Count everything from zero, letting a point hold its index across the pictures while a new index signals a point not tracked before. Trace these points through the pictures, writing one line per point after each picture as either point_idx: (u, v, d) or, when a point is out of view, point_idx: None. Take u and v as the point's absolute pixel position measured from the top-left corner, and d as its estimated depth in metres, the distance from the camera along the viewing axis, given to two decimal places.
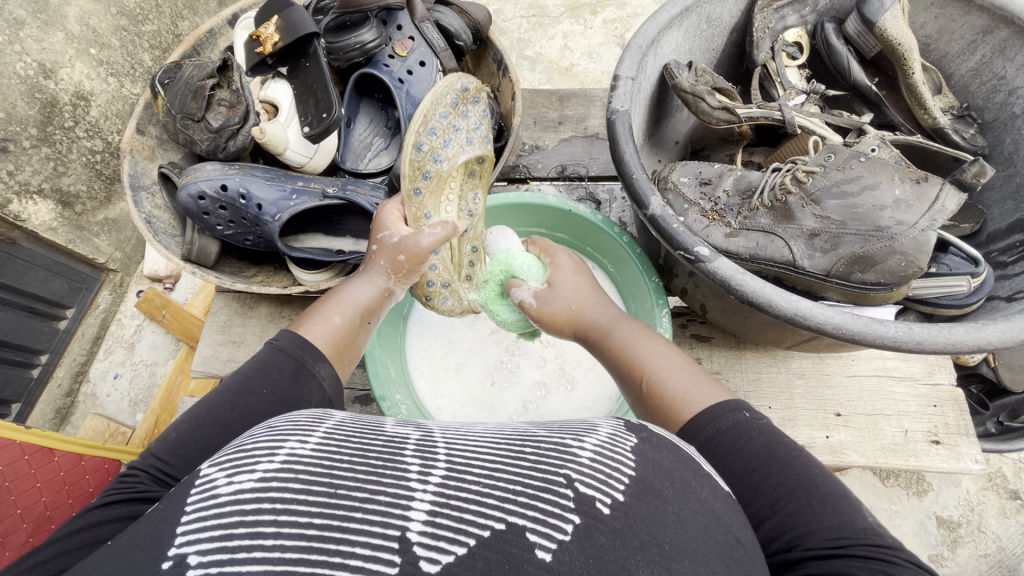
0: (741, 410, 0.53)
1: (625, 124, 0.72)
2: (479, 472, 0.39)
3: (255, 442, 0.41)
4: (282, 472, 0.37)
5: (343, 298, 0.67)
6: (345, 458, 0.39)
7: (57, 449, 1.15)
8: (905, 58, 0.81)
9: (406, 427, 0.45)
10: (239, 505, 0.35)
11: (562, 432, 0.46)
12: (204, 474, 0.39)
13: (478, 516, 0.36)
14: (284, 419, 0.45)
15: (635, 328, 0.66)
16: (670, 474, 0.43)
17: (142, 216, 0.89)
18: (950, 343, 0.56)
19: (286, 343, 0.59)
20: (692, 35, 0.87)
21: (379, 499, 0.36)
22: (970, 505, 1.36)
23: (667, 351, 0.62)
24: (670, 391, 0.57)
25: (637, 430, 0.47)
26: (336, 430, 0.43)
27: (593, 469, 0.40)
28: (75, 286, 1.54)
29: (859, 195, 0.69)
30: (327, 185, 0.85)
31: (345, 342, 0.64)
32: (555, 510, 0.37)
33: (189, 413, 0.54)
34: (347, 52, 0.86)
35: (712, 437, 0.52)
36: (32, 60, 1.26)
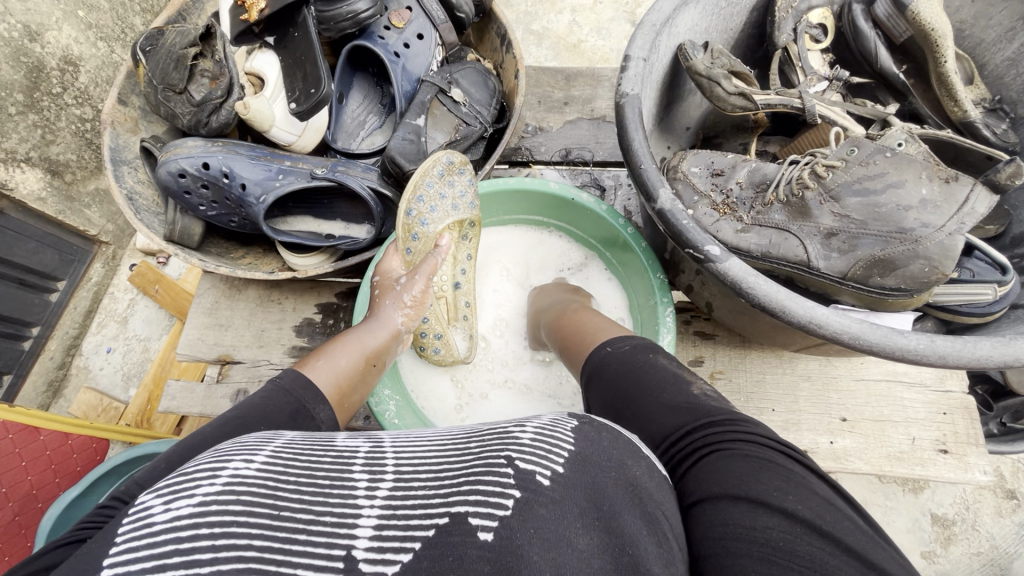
0: (609, 341, 0.62)
1: (635, 108, 0.67)
2: (426, 477, 0.38)
3: (197, 465, 0.37)
4: (223, 494, 0.34)
5: (355, 342, 0.65)
6: (290, 478, 0.37)
7: (42, 427, 1.12)
8: (937, 46, 0.75)
9: (357, 439, 0.43)
10: (174, 532, 0.31)
11: (504, 423, 0.44)
12: (140, 503, 0.35)
13: (424, 519, 0.34)
14: (229, 442, 0.42)
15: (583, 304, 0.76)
16: (610, 451, 0.41)
17: (123, 192, 0.85)
18: (975, 358, 0.52)
19: (290, 382, 0.56)
20: (710, 13, 0.82)
21: (324, 519, 0.34)
22: (966, 504, 1.35)
23: (598, 318, 0.71)
24: (588, 334, 0.67)
25: (580, 417, 0.45)
26: (285, 448, 0.40)
27: (533, 447, 0.39)
28: (67, 260, 1.50)
29: (881, 193, 0.64)
30: (317, 164, 0.79)
31: (348, 385, 0.61)
32: (496, 489, 0.35)
33: (180, 444, 0.47)
34: (339, 22, 0.78)
35: (601, 364, 0.60)
36: (17, 21, 1.19)
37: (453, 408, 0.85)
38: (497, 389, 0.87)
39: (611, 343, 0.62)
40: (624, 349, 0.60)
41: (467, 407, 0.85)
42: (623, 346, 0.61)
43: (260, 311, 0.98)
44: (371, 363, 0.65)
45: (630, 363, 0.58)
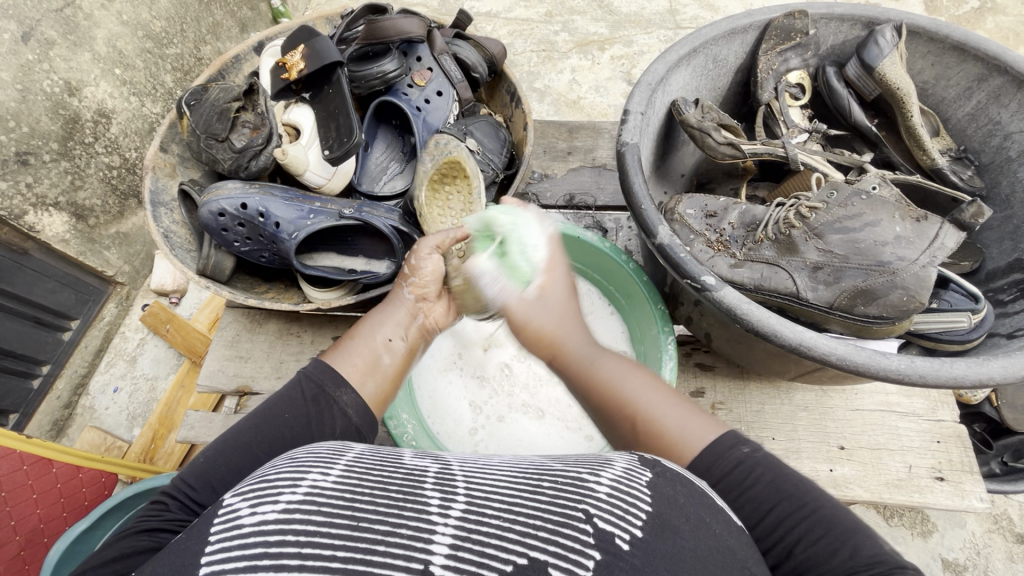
0: (740, 445, 0.51)
1: (634, 156, 0.75)
2: (499, 506, 0.40)
3: (278, 473, 0.42)
4: (305, 504, 0.38)
5: (367, 333, 0.66)
6: (366, 492, 0.40)
7: (56, 460, 1.14)
8: (904, 102, 0.85)
9: (424, 461, 0.46)
10: (263, 536, 0.35)
11: (578, 466, 0.46)
12: (228, 504, 0.40)
13: (499, 551, 0.36)
14: (304, 450, 0.46)
15: (623, 365, 0.62)
16: (685, 509, 0.42)
17: (160, 230, 0.92)
18: (951, 377, 0.57)
19: (314, 371, 0.59)
20: (698, 74, 0.91)
21: (401, 531, 0.37)
22: (976, 547, 1.34)
23: (658, 387, 0.58)
24: (666, 428, 0.54)
25: (652, 465, 0.46)
26: (357, 462, 0.44)
27: (611, 505, 0.41)
28: (82, 299, 1.56)
29: (860, 231, 0.71)
30: (344, 206, 0.86)
31: (370, 370, 0.62)
32: (575, 546, 0.38)
33: (216, 441, 0.54)
34: (369, 81, 0.90)
35: (718, 479, 0.50)
36: (59, 78, 1.31)
37: (469, 430, 0.88)
38: (514, 412, 0.90)
39: (711, 452, 0.51)
40: (755, 456, 0.50)
41: (483, 429, 0.89)
42: (748, 451, 0.51)
43: (280, 344, 1.03)
44: (391, 347, 0.66)
45: (763, 470, 0.49)
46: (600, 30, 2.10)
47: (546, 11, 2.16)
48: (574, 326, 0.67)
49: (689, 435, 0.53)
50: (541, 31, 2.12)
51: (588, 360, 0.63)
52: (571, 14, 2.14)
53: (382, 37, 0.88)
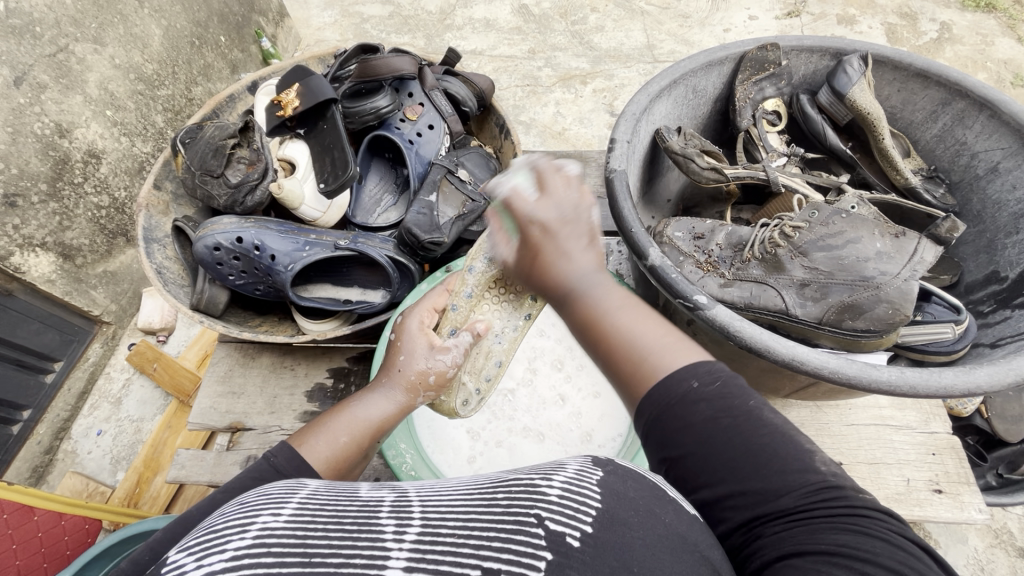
0: (689, 379, 0.45)
1: (623, 182, 0.78)
2: (455, 523, 0.38)
3: (227, 522, 0.39)
4: (254, 547, 0.35)
5: (353, 415, 0.62)
6: (319, 527, 0.37)
7: (38, 507, 1.09)
8: (875, 125, 0.89)
9: (380, 491, 0.44)
10: None
11: (532, 472, 0.44)
12: (173, 561, 0.36)
13: (454, 565, 0.34)
14: (257, 493, 0.44)
15: (612, 291, 0.52)
16: (635, 503, 0.41)
17: (153, 266, 0.92)
18: (941, 387, 0.58)
19: (283, 462, 0.53)
20: (680, 103, 0.96)
21: (354, 562, 0.34)
22: (981, 563, 1.34)
23: (649, 318, 0.50)
24: (631, 349, 0.48)
25: (603, 465, 0.46)
26: (311, 501, 0.42)
27: (562, 505, 0.39)
28: (66, 340, 1.54)
29: (843, 248, 0.74)
30: (339, 237, 0.87)
31: (346, 462, 0.59)
32: (528, 549, 0.36)
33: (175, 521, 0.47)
34: (363, 116, 0.91)
35: (665, 407, 0.45)
36: (50, 120, 1.32)
37: (468, 459, 0.85)
38: (513, 437, 0.88)
39: (668, 380, 0.46)
40: (702, 392, 0.45)
41: (482, 457, 0.86)
42: (697, 384, 0.45)
43: (273, 378, 1.02)
44: (373, 438, 0.63)
45: (706, 404, 0.44)
46: (582, 65, 2.19)
47: (529, 48, 2.24)
48: (582, 240, 0.54)
49: (657, 361, 0.47)
50: (525, 67, 2.20)
51: (584, 288, 0.52)
52: (553, 50, 2.23)
53: (374, 75, 0.91)
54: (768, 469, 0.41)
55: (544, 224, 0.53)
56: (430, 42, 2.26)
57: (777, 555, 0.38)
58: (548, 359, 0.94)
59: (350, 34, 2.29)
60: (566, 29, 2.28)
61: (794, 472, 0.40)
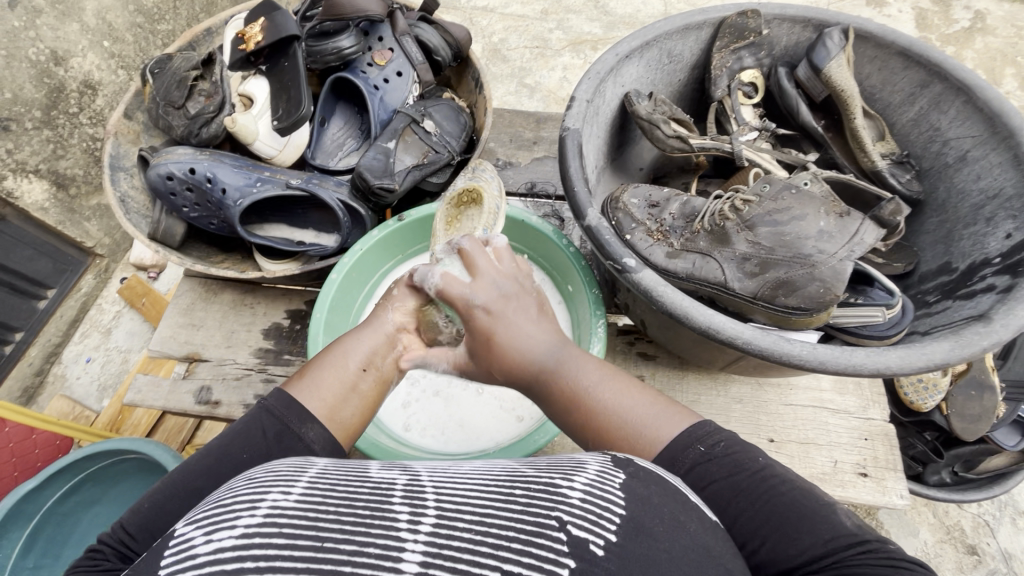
0: (695, 444, 0.51)
1: (575, 141, 0.77)
2: (471, 518, 0.38)
3: (237, 496, 0.40)
4: (264, 527, 0.36)
5: (338, 360, 0.62)
6: (330, 509, 0.38)
7: (10, 420, 1.14)
8: (849, 103, 0.86)
9: (392, 471, 0.44)
10: (219, 565, 0.33)
11: (551, 470, 0.45)
12: (180, 533, 0.38)
13: (473, 566, 0.35)
14: (266, 469, 0.45)
15: (587, 362, 0.58)
16: (658, 509, 0.42)
17: (116, 195, 0.94)
18: (849, 365, 0.58)
19: (275, 402, 0.57)
20: (654, 67, 0.93)
21: (368, 551, 0.35)
22: (928, 556, 1.37)
23: (630, 387, 0.56)
24: (627, 423, 0.54)
25: (624, 464, 0.46)
26: (319, 479, 0.42)
27: (583, 510, 0.40)
28: (59, 268, 1.57)
29: (788, 224, 0.73)
30: (292, 177, 0.87)
31: (336, 402, 0.59)
32: (551, 555, 0.37)
33: (165, 480, 0.52)
34: (324, 56, 0.90)
35: (685, 470, 0.50)
36: (45, 47, 1.32)
37: (404, 404, 0.86)
38: (451, 388, 0.87)
39: (672, 449, 0.51)
40: (710, 453, 0.50)
41: (418, 404, 0.86)
42: (704, 448, 0.51)
43: (235, 313, 1.05)
44: (361, 375, 0.62)
45: (716, 467, 0.50)
46: (595, 30, 2.12)
47: (542, 8, 2.18)
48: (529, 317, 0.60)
49: (654, 431, 0.52)
50: (536, 28, 2.14)
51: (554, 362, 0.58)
52: (567, 12, 2.16)
53: (341, 14, 0.88)
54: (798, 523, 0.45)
55: (488, 306, 0.59)
56: None
57: None
58: None
59: None
60: None
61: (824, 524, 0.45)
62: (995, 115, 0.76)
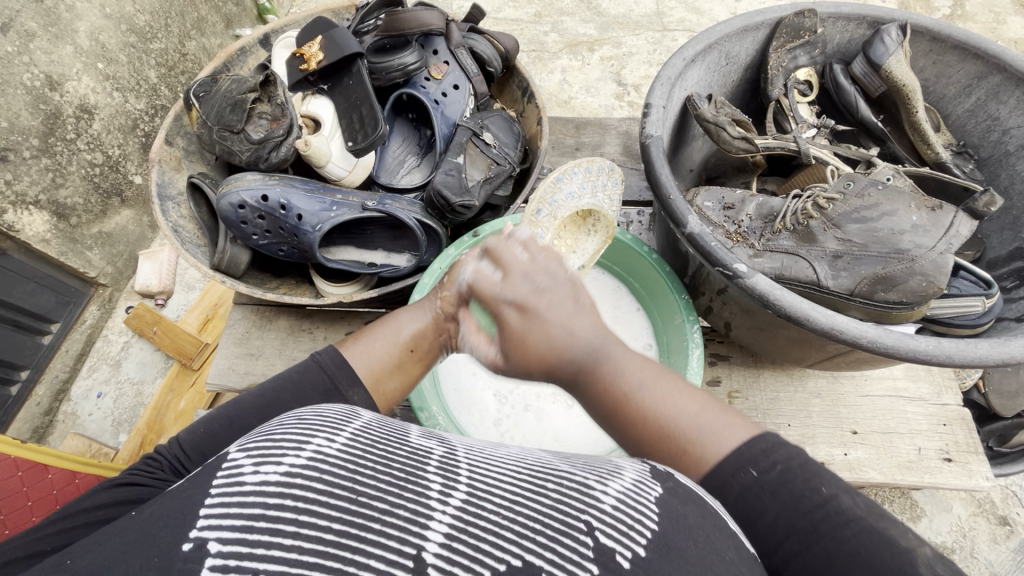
0: (747, 468, 0.47)
1: (659, 148, 0.77)
2: (499, 502, 0.40)
3: (285, 432, 0.42)
4: (307, 470, 0.38)
5: (392, 327, 0.64)
6: (368, 464, 0.40)
7: (51, 466, 1.08)
8: (909, 98, 0.88)
9: (429, 444, 0.47)
10: (263, 497, 0.36)
11: (588, 471, 0.46)
12: (232, 458, 0.40)
13: (495, 548, 0.37)
14: (314, 411, 0.46)
15: (635, 363, 0.52)
16: (692, 531, 0.41)
17: (169, 225, 0.89)
18: (976, 357, 0.60)
19: (328, 361, 0.59)
20: (712, 70, 0.94)
21: (397, 513, 0.37)
22: (962, 530, 1.40)
23: (687, 394, 0.51)
24: (679, 428, 0.49)
25: (663, 479, 0.45)
26: (364, 432, 0.44)
27: (615, 519, 0.40)
28: (63, 301, 1.50)
29: (878, 220, 0.74)
30: (366, 198, 0.85)
31: (383, 371, 0.62)
32: (574, 558, 0.38)
33: (220, 412, 0.56)
34: (389, 72, 0.90)
35: (729, 500, 0.47)
36: (39, 71, 1.26)
37: (496, 421, 0.85)
38: (542, 402, 0.87)
39: (725, 464, 0.47)
40: (762, 480, 0.46)
41: (510, 420, 0.85)
42: (756, 471, 0.47)
43: (292, 340, 1.01)
44: (409, 355, 0.64)
45: (770, 495, 0.46)
46: (589, 32, 2.12)
47: (534, 11, 2.17)
48: (569, 302, 0.53)
49: (713, 439, 0.49)
50: (531, 31, 2.13)
51: (591, 356, 0.52)
52: (560, 15, 2.16)
53: (401, 29, 0.88)
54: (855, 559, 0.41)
55: (519, 303, 0.52)
56: None
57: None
58: None
59: None
60: None
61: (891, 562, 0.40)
62: None
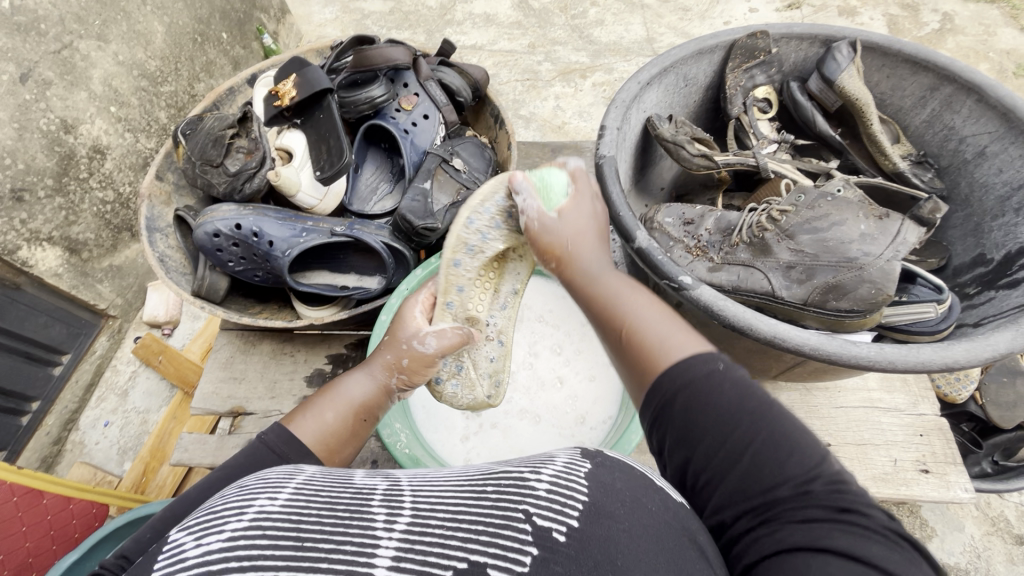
0: (712, 361, 0.48)
1: (612, 167, 0.79)
2: (444, 516, 0.37)
3: (226, 503, 0.38)
4: (250, 530, 0.34)
5: (340, 394, 0.65)
6: (312, 512, 0.36)
7: (47, 491, 1.09)
8: (863, 111, 0.90)
9: (374, 478, 0.42)
10: (204, 566, 0.32)
11: (522, 464, 0.43)
12: (174, 539, 0.36)
13: (442, 557, 0.34)
14: (257, 477, 0.43)
15: (625, 283, 0.60)
16: (621, 494, 0.40)
17: (155, 254, 0.93)
18: (919, 362, 0.60)
19: (274, 438, 0.56)
20: (670, 92, 0.97)
21: (344, 549, 0.34)
22: (976, 551, 1.33)
23: (657, 308, 0.56)
24: (647, 339, 0.53)
25: (592, 456, 0.44)
26: (306, 486, 0.41)
27: (550, 500, 0.38)
28: (73, 332, 1.56)
29: (828, 231, 0.75)
30: (335, 224, 0.90)
31: (336, 439, 0.61)
32: (514, 544, 0.35)
33: (166, 512, 0.51)
34: (358, 106, 0.95)
35: (681, 385, 0.47)
36: (55, 116, 1.34)
37: (462, 437, 0.87)
38: (508, 418, 0.89)
39: (676, 365, 0.48)
40: (726, 371, 0.47)
41: (476, 436, 0.87)
42: (718, 367, 0.47)
43: (274, 363, 1.04)
44: (360, 418, 0.65)
45: (728, 385, 0.46)
46: (582, 59, 2.19)
47: (528, 42, 2.25)
48: (597, 246, 0.65)
49: (668, 349, 0.50)
50: (525, 61, 2.21)
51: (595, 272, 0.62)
52: (553, 44, 2.24)
53: (369, 65, 0.93)
54: (762, 470, 0.42)
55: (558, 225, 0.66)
56: (429, 37, 2.25)
57: (762, 556, 0.39)
58: (547, 344, 0.95)
59: (351, 29, 2.29)
60: (566, 23, 2.28)
61: (788, 461, 0.42)
62: (1008, 111, 0.80)
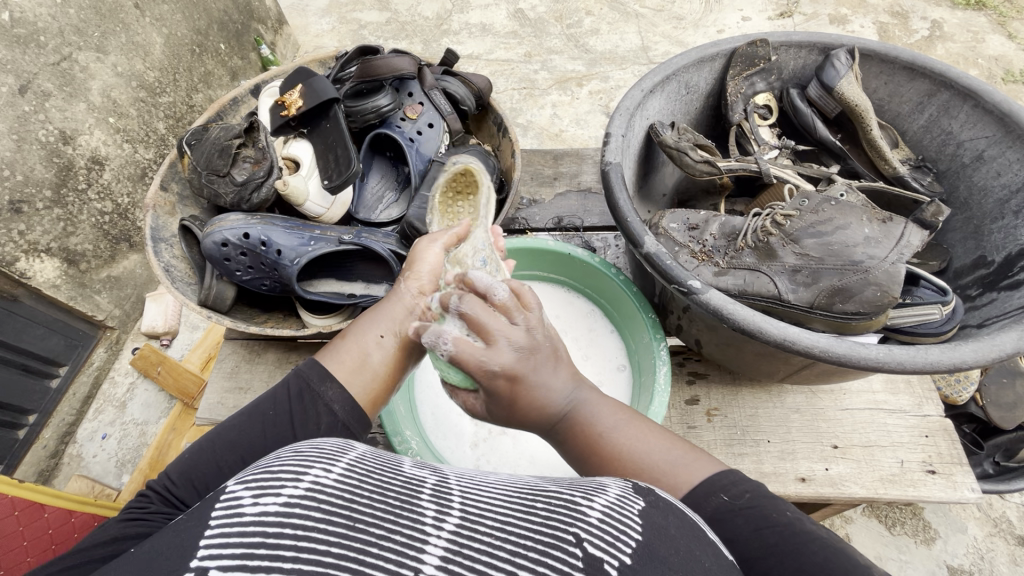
0: (718, 494, 0.50)
1: (618, 174, 0.80)
2: (492, 524, 0.38)
3: (282, 464, 0.40)
4: (305, 499, 0.35)
5: (362, 324, 0.64)
6: (365, 493, 0.38)
7: (48, 504, 1.08)
8: (862, 116, 0.92)
9: (423, 471, 0.44)
10: (262, 526, 0.34)
11: (573, 489, 0.44)
12: (230, 490, 0.38)
13: (489, 568, 0.34)
14: (312, 443, 0.44)
15: (608, 407, 0.57)
16: (675, 541, 0.40)
17: (161, 265, 0.93)
18: (928, 363, 0.61)
19: (301, 365, 0.60)
20: (672, 99, 0.98)
21: (394, 538, 0.35)
22: (980, 552, 1.33)
23: (650, 432, 0.56)
24: (648, 466, 0.53)
25: (645, 493, 0.45)
26: (359, 464, 0.42)
27: (602, 530, 0.39)
28: (71, 344, 1.55)
29: (833, 234, 0.76)
30: (343, 232, 0.90)
31: (357, 364, 0.61)
32: (564, 569, 0.36)
33: (202, 438, 0.56)
34: (365, 115, 0.96)
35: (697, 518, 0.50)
36: (54, 128, 1.34)
37: (472, 444, 0.87)
38: None
39: (694, 495, 0.50)
40: (733, 503, 0.49)
41: (486, 443, 0.87)
42: (727, 497, 0.50)
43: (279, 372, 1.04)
44: (381, 344, 0.62)
45: (741, 518, 0.47)
46: (578, 68, 2.21)
47: (525, 51, 2.27)
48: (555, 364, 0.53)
49: (671, 481, 0.52)
50: (521, 70, 2.23)
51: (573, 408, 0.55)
52: (549, 53, 2.26)
53: (375, 75, 0.94)
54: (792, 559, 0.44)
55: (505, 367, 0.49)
56: (426, 47, 2.27)
57: None
58: None
59: (348, 40, 2.30)
60: (562, 32, 2.31)
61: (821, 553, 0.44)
62: (1005, 116, 0.81)
